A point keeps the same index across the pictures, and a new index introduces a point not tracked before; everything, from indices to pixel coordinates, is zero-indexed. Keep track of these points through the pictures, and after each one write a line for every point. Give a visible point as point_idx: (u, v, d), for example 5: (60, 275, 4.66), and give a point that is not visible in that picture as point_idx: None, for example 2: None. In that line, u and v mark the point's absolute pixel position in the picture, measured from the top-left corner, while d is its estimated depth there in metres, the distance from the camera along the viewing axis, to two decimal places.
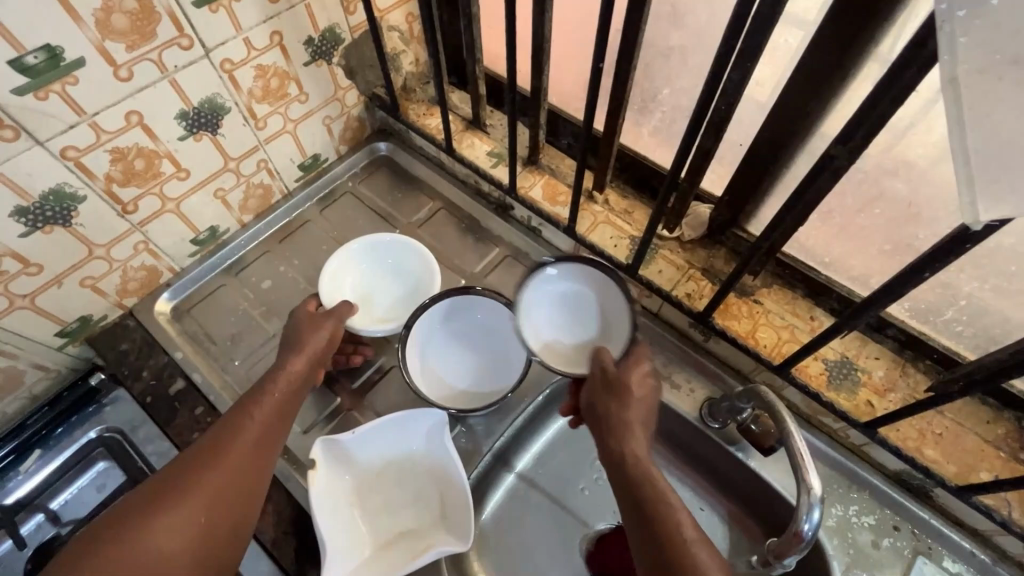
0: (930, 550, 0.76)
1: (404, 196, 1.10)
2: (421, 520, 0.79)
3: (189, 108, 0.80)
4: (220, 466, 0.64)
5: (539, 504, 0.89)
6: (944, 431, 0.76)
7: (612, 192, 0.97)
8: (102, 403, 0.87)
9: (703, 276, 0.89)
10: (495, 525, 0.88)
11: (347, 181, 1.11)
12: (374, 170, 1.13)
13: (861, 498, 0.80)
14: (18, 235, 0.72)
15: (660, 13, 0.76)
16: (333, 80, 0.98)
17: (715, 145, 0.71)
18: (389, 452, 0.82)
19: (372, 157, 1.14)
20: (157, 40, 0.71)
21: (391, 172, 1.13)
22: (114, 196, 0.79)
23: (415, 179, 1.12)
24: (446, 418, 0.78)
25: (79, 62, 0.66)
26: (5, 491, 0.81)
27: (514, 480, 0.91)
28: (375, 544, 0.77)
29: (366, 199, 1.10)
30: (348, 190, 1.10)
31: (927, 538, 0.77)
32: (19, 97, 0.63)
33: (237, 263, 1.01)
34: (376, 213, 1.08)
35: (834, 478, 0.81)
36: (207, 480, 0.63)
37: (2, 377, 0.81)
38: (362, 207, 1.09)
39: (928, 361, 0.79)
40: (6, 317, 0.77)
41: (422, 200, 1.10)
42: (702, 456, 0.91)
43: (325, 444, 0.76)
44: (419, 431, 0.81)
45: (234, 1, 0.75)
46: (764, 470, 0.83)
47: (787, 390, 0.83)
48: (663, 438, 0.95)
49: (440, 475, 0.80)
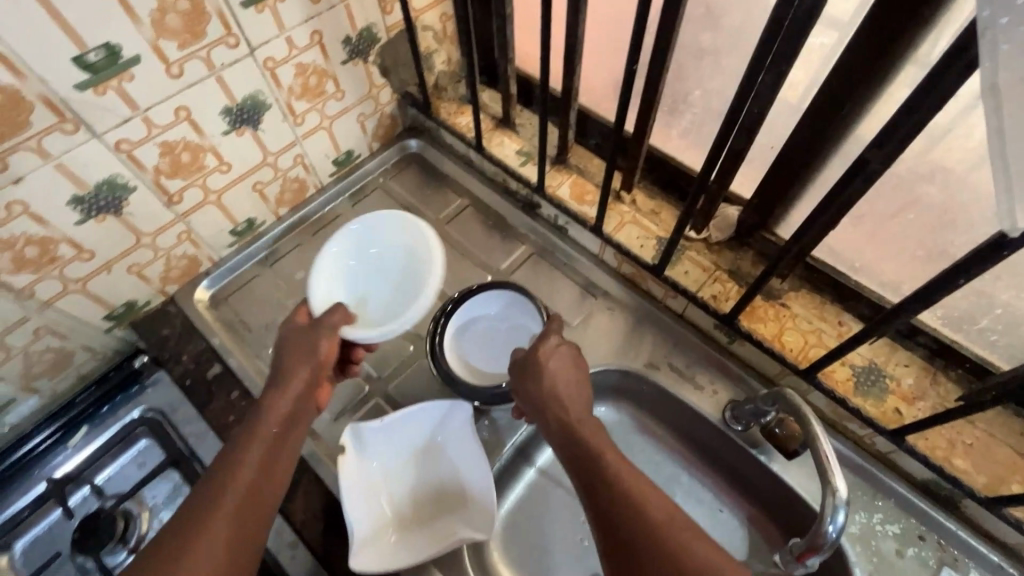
0: (956, 562, 0.75)
1: (433, 192, 1.13)
2: (442, 511, 0.81)
3: (233, 104, 0.83)
4: (230, 504, 0.57)
5: (560, 499, 0.91)
6: (974, 442, 0.75)
7: (640, 192, 0.97)
8: (144, 384, 0.93)
9: (729, 278, 0.89)
10: (515, 518, 0.90)
11: (378, 177, 1.14)
12: (405, 167, 1.16)
13: (886, 506, 0.79)
14: (73, 223, 0.76)
15: (694, 14, 0.76)
16: (368, 78, 1.01)
17: (746, 148, 0.71)
18: (414, 443, 0.84)
19: (403, 154, 1.17)
20: (207, 38, 0.74)
21: (421, 169, 1.16)
22: (162, 188, 0.83)
23: (444, 176, 1.14)
24: (471, 410, 0.81)
25: (135, 60, 0.69)
26: (56, 464, 0.86)
27: (535, 475, 0.93)
28: (397, 532, 0.79)
29: (397, 195, 1.12)
30: (379, 186, 1.13)
31: (953, 549, 0.76)
32: (80, 93, 0.67)
33: (272, 254, 1.04)
34: (406, 209, 1.11)
35: (859, 485, 0.80)
36: (225, 501, 0.57)
37: (54, 356, 0.86)
38: (392, 202, 1.11)
39: (960, 370, 0.77)
40: (60, 299, 0.81)
41: (450, 197, 1.12)
42: (724, 459, 0.91)
43: (354, 432, 0.79)
44: (442, 423, 0.84)
45: (278, 2, 0.78)
46: (786, 474, 0.83)
47: (813, 394, 0.82)
48: (683, 440, 0.95)
49: (461, 467, 0.82)
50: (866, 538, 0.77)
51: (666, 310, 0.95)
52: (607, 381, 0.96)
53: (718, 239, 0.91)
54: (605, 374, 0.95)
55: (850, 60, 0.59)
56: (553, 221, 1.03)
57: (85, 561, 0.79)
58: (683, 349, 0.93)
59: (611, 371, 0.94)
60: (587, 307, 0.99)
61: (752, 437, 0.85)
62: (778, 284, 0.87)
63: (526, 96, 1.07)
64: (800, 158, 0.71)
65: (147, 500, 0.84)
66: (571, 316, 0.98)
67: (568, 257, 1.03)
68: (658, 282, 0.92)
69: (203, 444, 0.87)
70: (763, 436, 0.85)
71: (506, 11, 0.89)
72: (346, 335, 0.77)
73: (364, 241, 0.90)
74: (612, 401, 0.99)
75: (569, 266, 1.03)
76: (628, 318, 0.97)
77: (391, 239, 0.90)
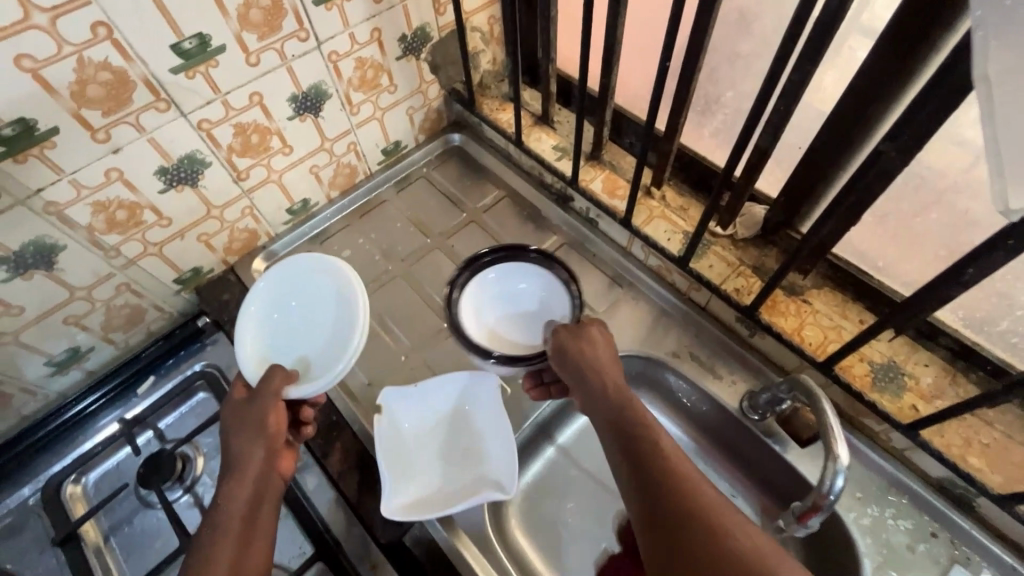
0: (968, 560, 0.76)
1: (472, 183, 1.19)
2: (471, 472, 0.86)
3: (299, 92, 0.92)
4: None
5: (577, 477, 0.95)
6: (991, 442, 0.76)
7: (669, 189, 1.02)
8: (204, 342, 1.02)
9: (753, 273, 0.92)
10: (534, 491, 0.94)
11: (422, 167, 1.22)
12: (447, 159, 1.23)
13: (899, 502, 0.80)
14: (157, 191, 0.86)
15: (729, 19, 0.80)
16: (419, 74, 1.08)
17: (773, 145, 0.75)
18: (440, 406, 0.91)
19: (446, 147, 1.24)
20: (282, 32, 0.83)
21: (462, 161, 1.23)
22: (233, 164, 0.92)
23: (484, 169, 1.21)
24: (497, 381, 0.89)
25: (221, 48, 0.79)
26: (126, 409, 0.97)
27: (555, 453, 0.98)
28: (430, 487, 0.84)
29: (439, 184, 1.20)
30: (422, 175, 1.21)
31: (964, 547, 0.77)
32: (174, 75, 0.77)
33: (323, 233, 1.13)
34: (446, 198, 1.18)
35: (873, 480, 0.82)
36: None
37: (130, 311, 0.96)
38: (434, 191, 1.19)
39: (980, 372, 0.79)
40: (140, 260, 0.91)
41: (488, 188, 1.19)
42: (738, 448, 0.94)
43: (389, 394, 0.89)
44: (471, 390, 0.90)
45: (346, 2, 0.87)
46: (799, 465, 0.85)
47: (829, 388, 0.84)
48: (699, 427, 0.98)
49: (489, 431, 0.88)
50: (877, 531, 0.78)
51: (688, 302, 0.99)
52: (628, 368, 1.01)
53: (743, 236, 0.94)
54: (625, 360, 0.99)
55: (874, 61, 0.62)
56: (583, 213, 1.08)
57: (149, 494, 0.88)
58: (704, 340, 0.97)
59: (633, 357, 0.98)
60: (612, 296, 1.03)
61: (769, 428, 0.87)
62: (800, 282, 0.90)
63: (565, 95, 1.12)
64: (824, 157, 0.74)
65: (202, 446, 0.93)
66: (597, 303, 1.03)
67: (595, 248, 1.08)
68: (682, 274, 0.96)
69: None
70: (779, 426, 0.87)
71: (551, 14, 0.96)
72: (289, 395, 0.80)
73: (282, 297, 0.91)
74: (633, 387, 1.03)
75: (597, 257, 1.08)
76: (651, 309, 1.01)
77: (305, 289, 0.91)
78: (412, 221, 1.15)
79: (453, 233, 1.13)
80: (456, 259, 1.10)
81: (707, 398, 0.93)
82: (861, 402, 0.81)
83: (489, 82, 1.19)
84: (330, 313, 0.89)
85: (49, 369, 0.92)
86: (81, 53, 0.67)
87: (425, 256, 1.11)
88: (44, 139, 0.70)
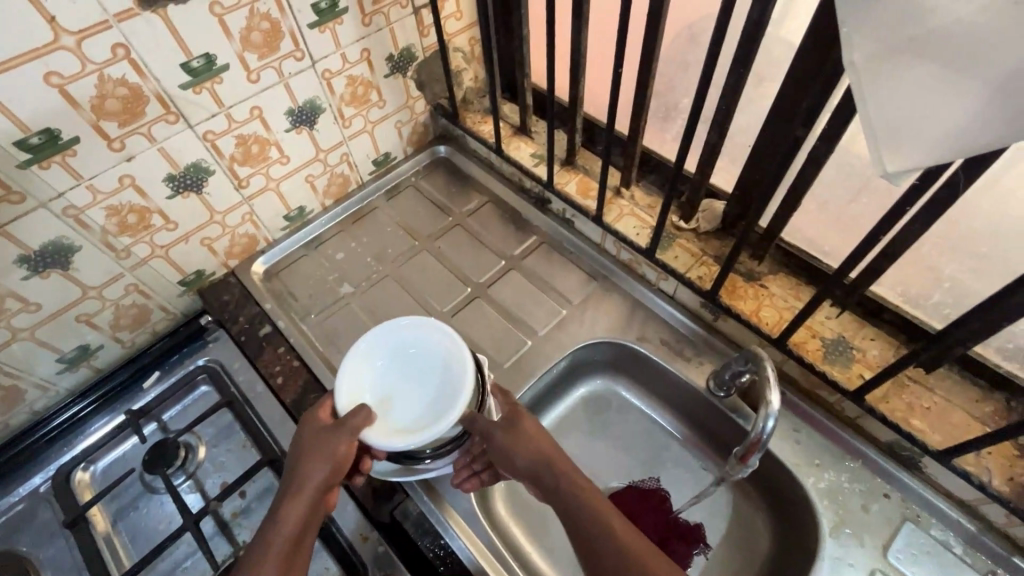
0: (918, 518, 0.82)
1: (458, 191, 1.28)
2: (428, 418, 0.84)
3: (295, 106, 1.01)
4: None
5: None
6: (932, 406, 0.83)
7: (639, 189, 1.11)
8: (207, 339, 1.09)
9: (714, 262, 1.00)
10: None
11: (411, 177, 1.31)
12: (434, 170, 1.32)
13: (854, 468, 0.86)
14: (165, 197, 0.94)
15: (678, 33, 0.90)
16: (406, 90, 1.18)
17: (719, 142, 0.84)
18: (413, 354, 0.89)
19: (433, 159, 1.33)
20: (280, 52, 0.93)
21: (448, 171, 1.32)
22: (234, 173, 1.01)
23: (468, 177, 1.30)
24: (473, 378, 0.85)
25: (225, 67, 0.88)
26: (132, 402, 1.03)
27: None
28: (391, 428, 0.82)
29: (426, 192, 1.29)
30: (411, 185, 1.30)
31: (915, 505, 0.83)
32: (183, 91, 0.85)
33: (318, 238, 1.21)
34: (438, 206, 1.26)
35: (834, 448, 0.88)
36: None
37: (137, 311, 1.03)
38: (422, 198, 1.28)
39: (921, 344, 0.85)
40: (147, 262, 0.98)
41: (473, 194, 1.27)
42: (707, 426, 1.00)
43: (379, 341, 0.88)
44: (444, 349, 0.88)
45: (337, 25, 0.97)
46: None
47: (789, 364, 0.91)
48: (672, 410, 1.05)
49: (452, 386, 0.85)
50: (831, 494, 0.84)
51: (660, 292, 1.06)
52: (603, 355, 1.07)
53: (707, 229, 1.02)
54: (603, 348, 1.06)
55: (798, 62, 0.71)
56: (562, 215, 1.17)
57: (154, 480, 0.94)
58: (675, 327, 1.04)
59: (608, 345, 1.06)
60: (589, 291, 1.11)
61: (732, 403, 0.94)
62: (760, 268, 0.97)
63: (541, 108, 1.22)
64: (766, 149, 0.83)
65: (203, 435, 0.99)
66: (574, 296, 1.10)
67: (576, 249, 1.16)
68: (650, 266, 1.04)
69: (253, 391, 1.01)
70: (742, 401, 0.94)
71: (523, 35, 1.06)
72: (367, 438, 0.79)
73: (408, 343, 0.89)
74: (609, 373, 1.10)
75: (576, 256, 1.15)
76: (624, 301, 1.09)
77: (434, 345, 0.89)
78: (400, 225, 1.23)
79: (439, 236, 1.21)
80: (444, 260, 1.18)
81: (676, 381, 1.00)
82: (814, 374, 0.88)
83: (472, 98, 1.29)
84: (438, 371, 0.87)
85: (60, 366, 0.98)
86: (102, 71, 0.76)
87: (415, 258, 1.18)
88: (66, 147, 0.78)
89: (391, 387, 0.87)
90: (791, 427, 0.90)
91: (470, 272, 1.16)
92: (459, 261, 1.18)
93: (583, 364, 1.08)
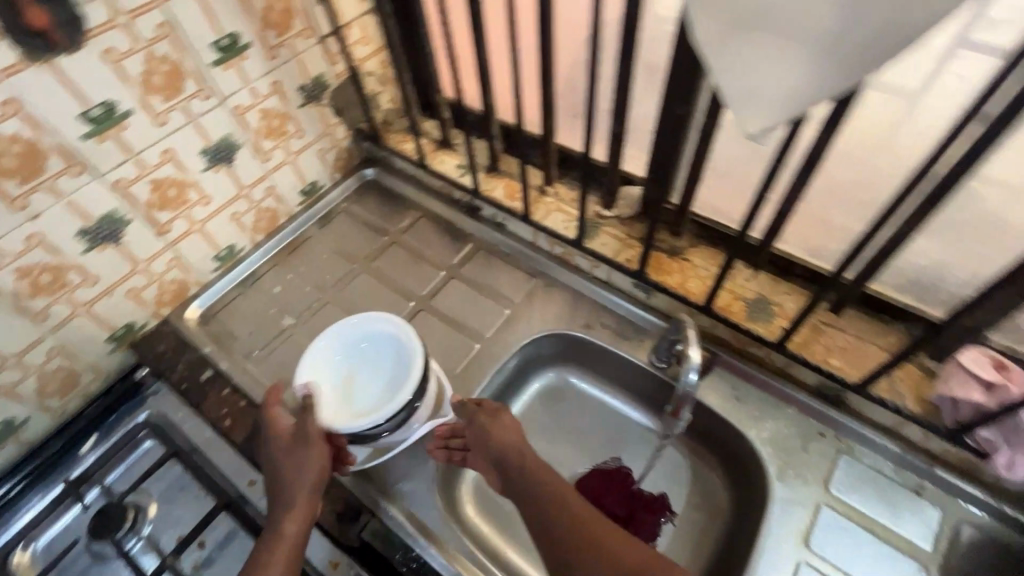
0: (852, 450, 0.89)
1: (389, 209, 1.30)
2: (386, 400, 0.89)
3: (209, 145, 1.00)
4: None
5: None
6: (847, 344, 0.90)
7: (564, 184, 1.15)
8: (146, 395, 1.06)
9: (639, 244, 1.06)
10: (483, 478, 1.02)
11: (341, 202, 1.31)
12: (364, 193, 1.33)
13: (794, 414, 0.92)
14: (80, 252, 0.91)
15: None
16: (323, 118, 1.19)
17: (622, 129, 0.89)
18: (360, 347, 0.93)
19: (364, 183, 1.34)
20: (187, 93, 0.92)
21: (377, 191, 1.33)
22: (154, 219, 0.99)
23: (397, 195, 1.32)
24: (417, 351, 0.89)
25: (128, 112, 0.87)
26: (72, 470, 0.99)
27: None
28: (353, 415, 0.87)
29: (359, 215, 1.29)
30: (342, 211, 1.30)
31: (848, 439, 0.89)
32: (83, 141, 0.84)
33: (252, 276, 1.19)
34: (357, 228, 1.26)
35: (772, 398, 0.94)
36: None
37: (64, 374, 0.98)
38: (354, 221, 1.28)
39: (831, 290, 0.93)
40: (69, 321, 0.94)
41: (404, 211, 1.29)
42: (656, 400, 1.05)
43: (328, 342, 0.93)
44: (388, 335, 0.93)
45: (240, 61, 0.97)
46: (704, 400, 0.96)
47: (719, 327, 0.98)
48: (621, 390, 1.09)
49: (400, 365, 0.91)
50: (776, 443, 0.90)
51: (593, 280, 1.11)
52: (554, 350, 1.11)
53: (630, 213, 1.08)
54: (548, 341, 1.09)
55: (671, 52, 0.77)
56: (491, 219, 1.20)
57: (101, 548, 0.90)
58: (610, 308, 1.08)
59: (553, 336, 1.09)
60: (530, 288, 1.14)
61: (673, 372, 0.99)
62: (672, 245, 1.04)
63: (455, 121, 1.25)
64: (666, 136, 0.88)
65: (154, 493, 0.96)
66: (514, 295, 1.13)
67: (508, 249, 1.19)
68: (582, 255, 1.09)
69: (200, 436, 0.99)
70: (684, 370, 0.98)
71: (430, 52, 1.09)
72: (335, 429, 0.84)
73: (354, 335, 0.94)
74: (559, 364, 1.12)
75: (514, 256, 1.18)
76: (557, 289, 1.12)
77: (383, 333, 0.93)
78: (336, 250, 1.23)
79: (375, 256, 1.22)
80: (383, 278, 1.18)
81: (622, 361, 1.04)
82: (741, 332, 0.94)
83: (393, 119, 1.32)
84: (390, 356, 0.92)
85: None
86: None
87: (352, 280, 1.19)
88: None
89: (352, 378, 0.91)
90: (731, 386, 0.96)
91: (405, 283, 1.17)
92: (398, 278, 1.18)
93: (531, 359, 1.10)
